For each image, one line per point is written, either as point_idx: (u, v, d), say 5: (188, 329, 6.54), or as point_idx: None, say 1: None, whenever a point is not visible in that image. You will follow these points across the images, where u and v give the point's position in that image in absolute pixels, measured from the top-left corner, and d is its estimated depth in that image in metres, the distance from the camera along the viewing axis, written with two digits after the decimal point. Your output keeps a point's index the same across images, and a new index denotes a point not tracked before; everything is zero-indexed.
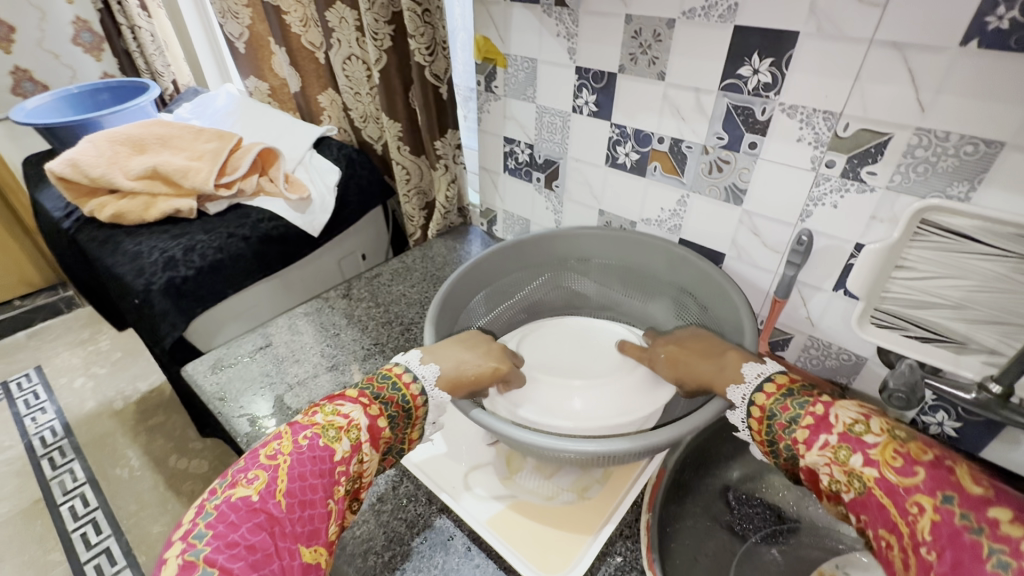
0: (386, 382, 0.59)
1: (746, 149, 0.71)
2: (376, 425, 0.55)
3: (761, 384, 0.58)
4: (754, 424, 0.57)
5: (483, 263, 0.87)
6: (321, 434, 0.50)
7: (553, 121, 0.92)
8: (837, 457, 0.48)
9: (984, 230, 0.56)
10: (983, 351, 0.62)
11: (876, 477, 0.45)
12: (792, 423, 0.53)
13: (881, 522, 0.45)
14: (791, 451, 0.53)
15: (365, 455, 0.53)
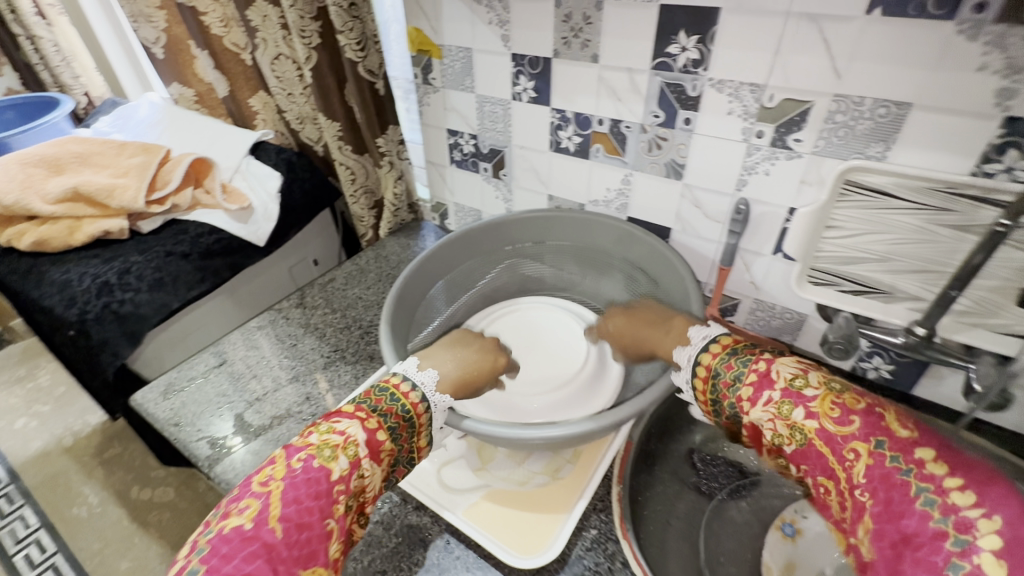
0: (384, 394, 0.58)
1: (681, 125, 0.73)
2: (376, 438, 0.54)
3: (707, 345, 0.61)
4: (698, 387, 0.60)
5: (437, 254, 0.87)
6: (315, 455, 0.50)
7: (494, 110, 0.92)
8: (780, 412, 0.51)
9: (900, 185, 0.60)
10: (908, 298, 0.67)
11: (817, 428, 0.49)
12: (736, 381, 0.56)
13: (821, 469, 0.49)
14: (734, 407, 0.56)
15: (365, 470, 0.52)
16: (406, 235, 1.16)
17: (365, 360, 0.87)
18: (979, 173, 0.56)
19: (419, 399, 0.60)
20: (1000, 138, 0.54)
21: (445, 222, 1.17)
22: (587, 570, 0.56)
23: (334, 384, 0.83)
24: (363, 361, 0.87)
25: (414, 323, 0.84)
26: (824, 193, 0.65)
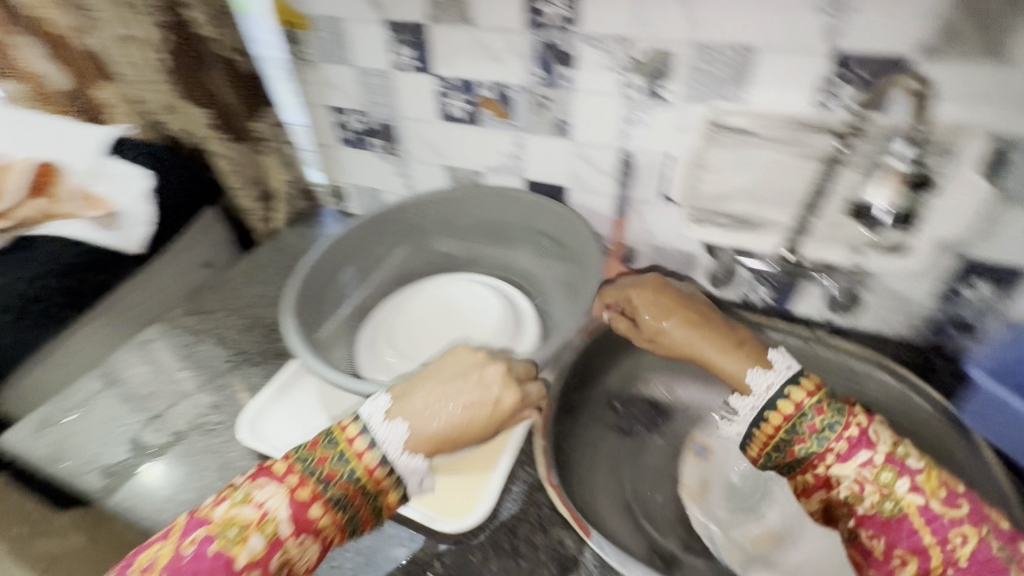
0: (333, 452, 0.54)
1: (562, 83, 0.75)
2: (306, 509, 0.51)
3: (792, 385, 0.61)
4: (765, 430, 0.61)
5: (338, 245, 0.83)
6: (216, 537, 0.49)
7: (377, 82, 0.88)
8: (876, 484, 0.55)
9: (758, 123, 0.66)
10: (781, 229, 0.72)
11: (918, 504, 0.54)
12: (825, 428, 0.58)
13: (907, 542, 0.54)
14: (812, 456, 0.59)
15: (291, 547, 0.50)
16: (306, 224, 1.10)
17: (273, 358, 0.83)
18: (821, 106, 0.63)
19: (376, 460, 0.54)
20: (832, 72, 0.60)
21: (346, 206, 1.12)
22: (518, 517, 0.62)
23: (241, 389, 0.79)
24: (271, 360, 0.82)
25: (320, 314, 0.80)
26: (697, 138, 0.70)
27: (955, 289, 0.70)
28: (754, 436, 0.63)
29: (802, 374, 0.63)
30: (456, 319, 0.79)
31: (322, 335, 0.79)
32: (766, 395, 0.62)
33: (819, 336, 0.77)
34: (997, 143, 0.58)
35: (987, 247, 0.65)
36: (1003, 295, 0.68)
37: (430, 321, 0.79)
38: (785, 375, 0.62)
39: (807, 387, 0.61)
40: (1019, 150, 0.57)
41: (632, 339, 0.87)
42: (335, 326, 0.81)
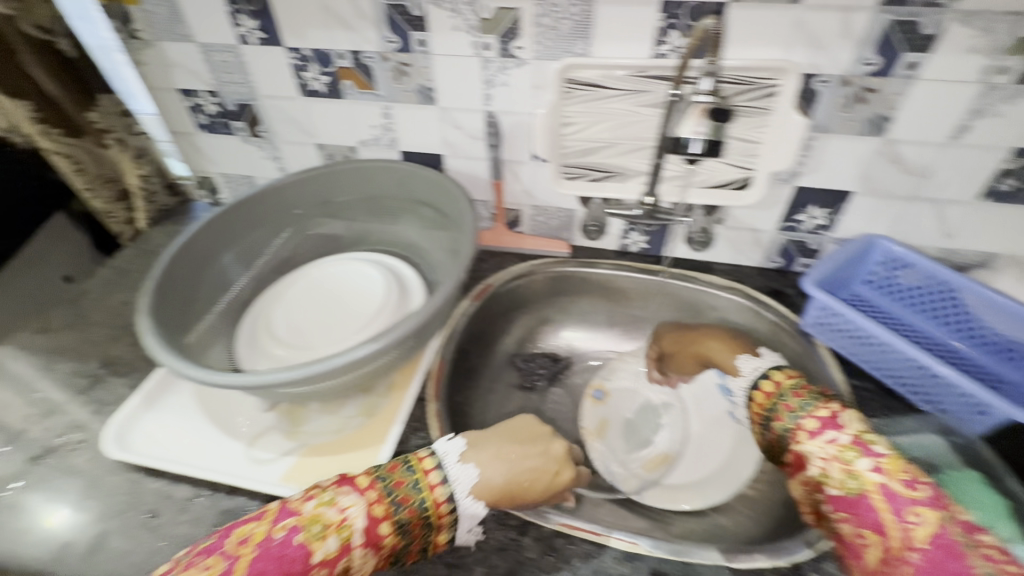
0: (412, 481, 0.52)
1: (417, 48, 0.73)
2: (376, 529, 0.49)
3: (765, 373, 0.68)
4: (755, 405, 0.66)
5: (204, 232, 0.77)
6: (303, 528, 0.47)
7: (225, 58, 0.82)
8: (841, 456, 0.53)
9: (604, 76, 0.69)
10: (639, 175, 0.78)
11: (878, 483, 0.50)
12: (801, 410, 0.60)
13: (869, 522, 0.50)
14: (789, 433, 0.60)
15: (355, 559, 0.47)
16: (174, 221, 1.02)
17: (144, 365, 0.76)
18: (657, 55, 0.66)
19: (444, 490, 0.53)
20: (662, 21, 0.63)
21: (218, 198, 1.05)
22: None
23: (106, 403, 0.71)
24: (140, 369, 0.76)
25: (191, 308, 0.74)
26: (551, 94, 0.72)
27: (792, 217, 0.78)
28: (749, 412, 0.67)
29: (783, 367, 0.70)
30: (339, 298, 0.76)
31: (196, 333, 0.73)
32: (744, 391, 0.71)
33: (683, 274, 0.85)
34: (806, 80, 0.64)
35: (811, 176, 0.73)
36: (830, 217, 0.77)
37: (311, 303, 0.76)
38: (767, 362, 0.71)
39: (787, 374, 0.66)
40: (824, 85, 0.64)
41: (530, 299, 0.89)
42: (210, 321, 0.76)
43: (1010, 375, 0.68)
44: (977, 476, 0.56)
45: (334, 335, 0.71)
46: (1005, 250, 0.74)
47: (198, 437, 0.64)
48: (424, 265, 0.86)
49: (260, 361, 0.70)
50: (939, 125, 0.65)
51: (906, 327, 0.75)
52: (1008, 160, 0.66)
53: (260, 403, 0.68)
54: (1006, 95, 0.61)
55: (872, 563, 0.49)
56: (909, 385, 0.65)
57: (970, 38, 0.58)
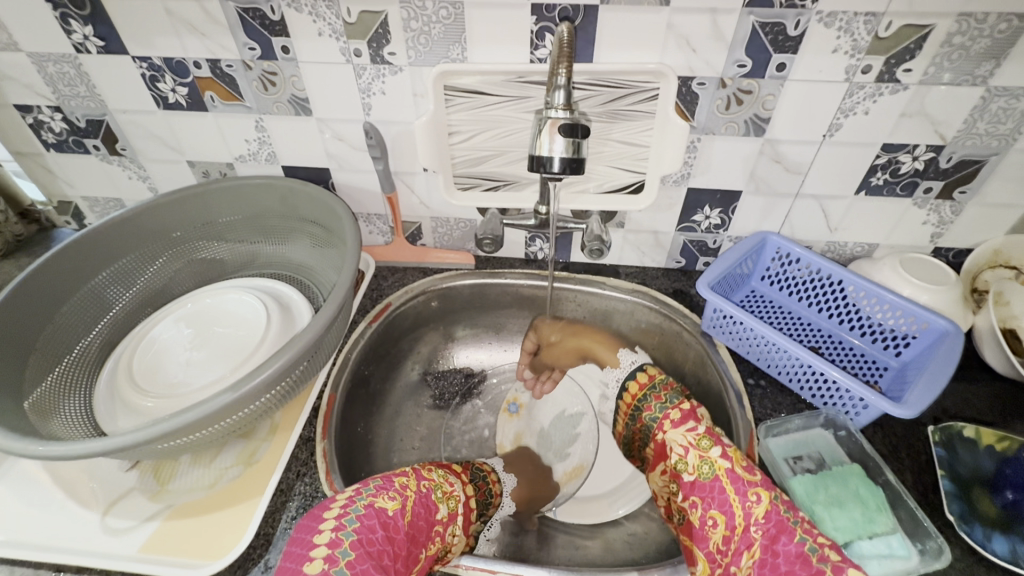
0: (484, 479, 0.69)
1: (282, 55, 0.67)
2: (467, 505, 0.62)
3: (636, 373, 0.75)
4: (626, 397, 0.73)
5: (47, 269, 0.67)
6: (435, 490, 0.58)
7: (63, 69, 0.72)
8: (697, 443, 0.59)
9: (484, 82, 0.66)
10: (533, 183, 0.75)
11: (725, 467, 0.56)
12: (667, 404, 0.66)
13: (717, 503, 0.55)
14: (655, 423, 0.66)
15: (455, 530, 0.58)
16: (31, 253, 0.90)
17: None
18: (536, 60, 0.63)
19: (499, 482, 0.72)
20: (535, 24, 0.60)
21: (85, 223, 0.94)
22: None
23: None
24: None
25: (33, 357, 0.64)
26: (431, 103, 0.68)
27: (688, 218, 0.78)
28: (621, 405, 0.74)
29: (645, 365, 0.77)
30: (213, 336, 0.69)
31: (44, 386, 0.64)
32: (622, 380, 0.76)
33: (588, 279, 0.83)
34: (684, 82, 0.64)
35: (701, 177, 0.73)
36: (723, 216, 0.78)
37: (183, 343, 0.68)
38: (632, 367, 0.77)
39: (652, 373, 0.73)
40: (702, 88, 0.64)
41: (433, 316, 0.86)
42: (63, 370, 0.67)
43: (890, 362, 0.71)
44: (859, 470, 0.58)
45: (205, 378, 0.63)
46: (883, 240, 0.77)
47: (41, 508, 0.56)
48: (316, 289, 0.79)
49: (121, 415, 0.62)
50: (813, 124, 0.66)
51: (796, 320, 0.77)
52: (877, 156, 0.68)
53: (121, 461, 0.60)
54: (870, 93, 0.62)
55: (717, 543, 0.53)
56: (796, 380, 0.66)
57: (833, 39, 0.58)
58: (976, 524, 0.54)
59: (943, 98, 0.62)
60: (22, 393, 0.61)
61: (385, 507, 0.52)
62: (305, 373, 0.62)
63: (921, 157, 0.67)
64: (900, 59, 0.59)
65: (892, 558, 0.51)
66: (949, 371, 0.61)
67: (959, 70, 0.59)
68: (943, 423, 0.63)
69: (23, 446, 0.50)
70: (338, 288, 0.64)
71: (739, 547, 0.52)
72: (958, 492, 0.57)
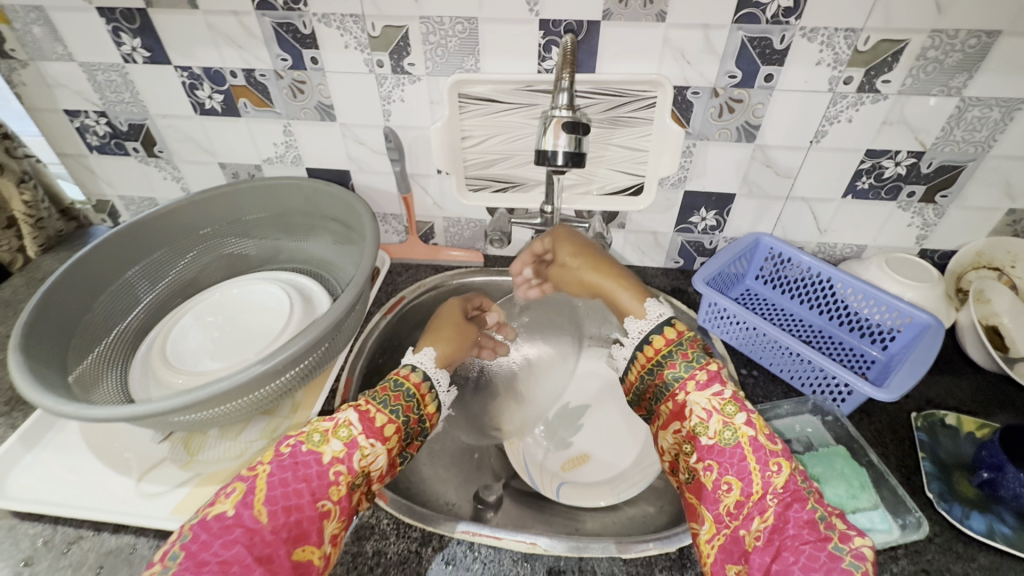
0: (403, 389, 0.60)
1: (311, 65, 0.73)
2: (371, 418, 0.55)
3: (661, 327, 0.64)
4: (646, 350, 0.63)
5: (90, 258, 0.73)
6: (303, 441, 0.52)
7: (110, 78, 0.78)
8: (723, 409, 0.54)
9: (496, 91, 0.72)
10: (539, 184, 0.81)
11: (749, 434, 0.53)
12: (693, 363, 0.59)
13: (734, 469, 0.51)
14: (677, 382, 0.59)
15: (365, 450, 0.53)
16: (71, 247, 0.97)
17: (24, 403, 0.70)
18: (543, 70, 0.69)
19: (428, 388, 0.63)
20: (543, 39, 0.66)
21: (120, 221, 1.01)
22: None
23: None
24: (18, 408, 0.70)
25: (76, 337, 0.70)
26: (447, 109, 0.74)
27: (685, 220, 0.83)
28: (636, 357, 0.64)
29: (671, 321, 0.65)
30: (241, 321, 0.74)
31: (85, 364, 0.69)
32: (643, 332, 0.65)
33: None
34: (680, 92, 0.69)
35: (697, 180, 0.78)
36: (719, 218, 0.82)
37: (214, 328, 0.73)
38: (655, 321, 0.65)
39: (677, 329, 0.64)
40: (696, 97, 0.69)
41: None
42: (102, 351, 0.72)
43: (877, 355, 0.74)
44: (843, 451, 0.61)
45: (235, 358, 0.68)
46: (871, 241, 0.81)
47: (79, 473, 0.61)
48: (335, 283, 0.84)
49: (155, 391, 0.67)
50: (801, 130, 0.71)
51: (788, 315, 0.81)
52: (862, 161, 0.72)
53: (154, 433, 0.65)
54: (852, 102, 0.67)
55: (727, 507, 0.51)
56: (786, 369, 0.70)
57: (816, 52, 0.64)
58: (955, 502, 0.57)
59: (921, 107, 0.66)
60: (67, 369, 0.66)
61: (219, 510, 0.47)
62: (324, 356, 0.65)
63: (903, 162, 0.72)
64: (879, 71, 0.64)
65: (873, 531, 0.54)
66: (930, 360, 0.64)
67: (934, 81, 0.64)
68: (926, 411, 0.67)
69: (67, 407, 0.54)
70: (357, 278, 0.67)
71: (751, 512, 0.49)
72: (938, 473, 0.60)
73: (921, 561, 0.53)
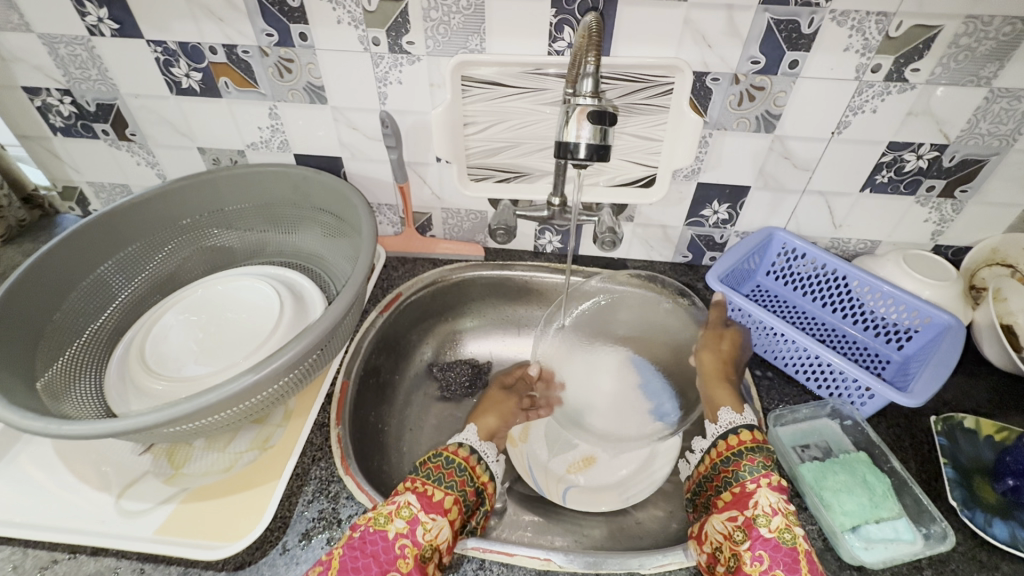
0: (453, 464, 0.58)
1: (299, 42, 0.67)
2: (429, 494, 0.53)
3: (738, 428, 0.59)
4: (728, 439, 0.59)
5: (57, 251, 0.67)
6: (370, 522, 0.50)
7: (75, 52, 0.71)
8: (790, 512, 0.51)
9: (501, 73, 0.67)
10: (545, 176, 0.77)
11: (807, 546, 0.49)
12: (769, 467, 0.55)
13: (786, 567, 0.47)
14: (750, 474, 0.55)
15: (428, 523, 0.51)
16: (35, 238, 0.89)
17: None
18: (554, 52, 0.64)
19: (477, 460, 0.60)
20: (555, 17, 0.61)
21: (89, 210, 0.93)
22: (313, 521, 0.55)
23: None
24: None
25: (43, 342, 0.64)
26: (448, 93, 0.68)
27: (697, 213, 0.80)
28: (712, 447, 0.60)
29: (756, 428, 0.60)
30: (227, 322, 0.69)
31: (53, 370, 0.63)
32: (733, 424, 0.60)
33: (596, 272, 0.85)
34: (699, 77, 0.65)
35: (712, 172, 0.74)
36: (731, 212, 0.79)
37: (195, 328, 0.68)
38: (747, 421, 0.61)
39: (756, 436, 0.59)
40: (715, 83, 0.65)
41: (442, 306, 0.86)
42: (73, 353, 0.67)
43: (892, 355, 0.73)
44: (864, 457, 0.59)
45: (220, 363, 0.63)
46: (885, 237, 0.79)
47: (53, 489, 0.56)
48: (328, 278, 0.79)
49: (134, 399, 0.62)
50: (822, 121, 0.67)
51: (801, 314, 0.78)
52: (883, 154, 0.70)
53: (134, 444, 0.60)
54: (878, 92, 0.64)
55: None
56: (802, 371, 0.68)
57: (844, 38, 0.60)
58: (977, 510, 0.56)
59: (949, 98, 0.63)
60: (34, 375, 0.61)
61: None
62: (319, 361, 0.60)
63: (925, 156, 0.69)
64: (909, 58, 0.61)
65: (896, 543, 0.53)
66: (953, 363, 0.63)
67: (965, 70, 0.61)
68: (944, 414, 0.65)
69: (36, 424, 0.49)
70: (354, 278, 0.62)
71: None
72: (960, 479, 0.58)
73: (945, 572, 0.52)
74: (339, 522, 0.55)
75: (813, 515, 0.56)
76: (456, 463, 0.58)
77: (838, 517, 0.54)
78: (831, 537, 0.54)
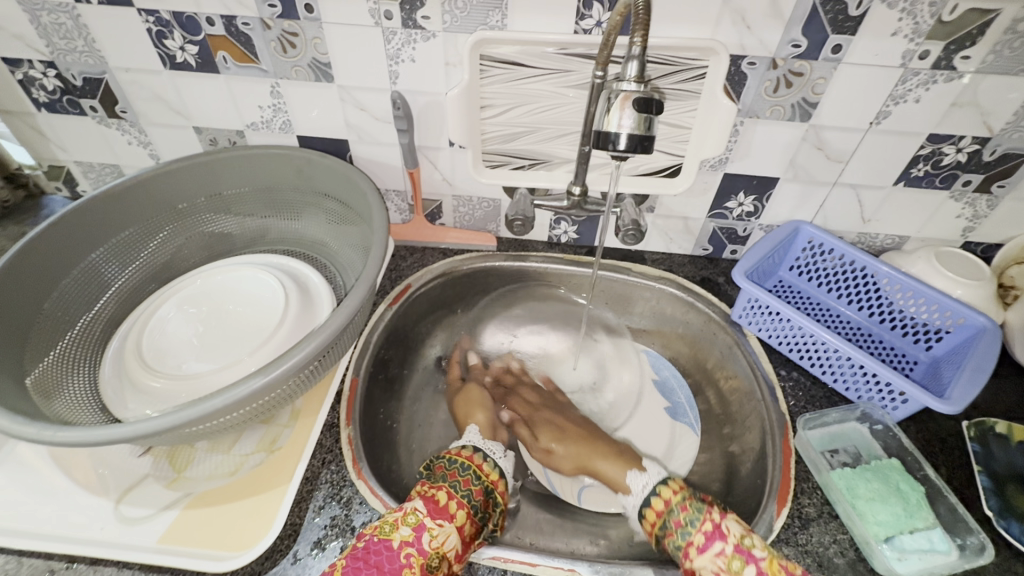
0: (457, 464, 0.58)
1: (304, 14, 0.61)
2: (434, 498, 0.52)
3: (654, 489, 0.60)
4: (646, 514, 0.59)
5: (43, 238, 0.62)
6: (376, 530, 0.49)
7: (58, 20, 0.65)
8: (730, 567, 0.49)
9: (524, 53, 0.62)
10: (565, 163, 0.73)
11: None
12: (689, 525, 0.54)
13: None
14: (680, 547, 0.54)
15: (434, 530, 0.49)
16: (20, 221, 0.84)
17: None
18: (580, 31, 0.60)
19: (484, 458, 0.60)
20: None
21: (78, 190, 0.87)
22: (325, 528, 0.52)
23: None
24: None
25: (32, 335, 0.60)
26: (466, 72, 0.64)
27: (721, 205, 0.76)
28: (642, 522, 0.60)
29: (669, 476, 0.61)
30: (229, 315, 0.65)
31: (42, 365, 0.59)
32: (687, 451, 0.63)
33: (612, 265, 0.81)
34: (734, 61, 0.61)
35: (740, 162, 0.71)
36: (757, 204, 0.76)
37: (196, 321, 0.64)
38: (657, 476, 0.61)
39: (671, 486, 0.59)
40: (752, 68, 0.61)
41: (453, 299, 0.83)
42: (64, 347, 0.63)
43: (919, 356, 0.71)
44: (897, 465, 0.57)
45: (223, 361, 0.59)
46: (915, 233, 0.77)
47: (47, 494, 0.53)
48: (335, 269, 0.75)
49: (131, 398, 0.58)
50: (861, 110, 0.64)
51: (825, 311, 0.76)
52: (922, 146, 0.66)
53: (132, 446, 0.57)
54: (923, 80, 0.60)
55: None
56: (829, 372, 0.66)
57: (894, 21, 0.56)
58: (1012, 520, 0.55)
59: (998, 90, 0.60)
60: (23, 371, 0.57)
61: None
62: (327, 361, 0.57)
63: (965, 149, 0.66)
64: (960, 45, 0.57)
65: (932, 553, 0.51)
66: (989, 368, 0.60)
67: (1018, 59, 0.57)
68: (975, 418, 0.63)
69: (32, 430, 0.46)
70: (367, 270, 0.58)
71: None
72: (994, 487, 0.57)
73: None
74: (352, 530, 0.52)
75: (844, 524, 0.55)
76: (461, 465, 0.58)
77: (869, 528, 0.52)
78: (863, 547, 0.53)
